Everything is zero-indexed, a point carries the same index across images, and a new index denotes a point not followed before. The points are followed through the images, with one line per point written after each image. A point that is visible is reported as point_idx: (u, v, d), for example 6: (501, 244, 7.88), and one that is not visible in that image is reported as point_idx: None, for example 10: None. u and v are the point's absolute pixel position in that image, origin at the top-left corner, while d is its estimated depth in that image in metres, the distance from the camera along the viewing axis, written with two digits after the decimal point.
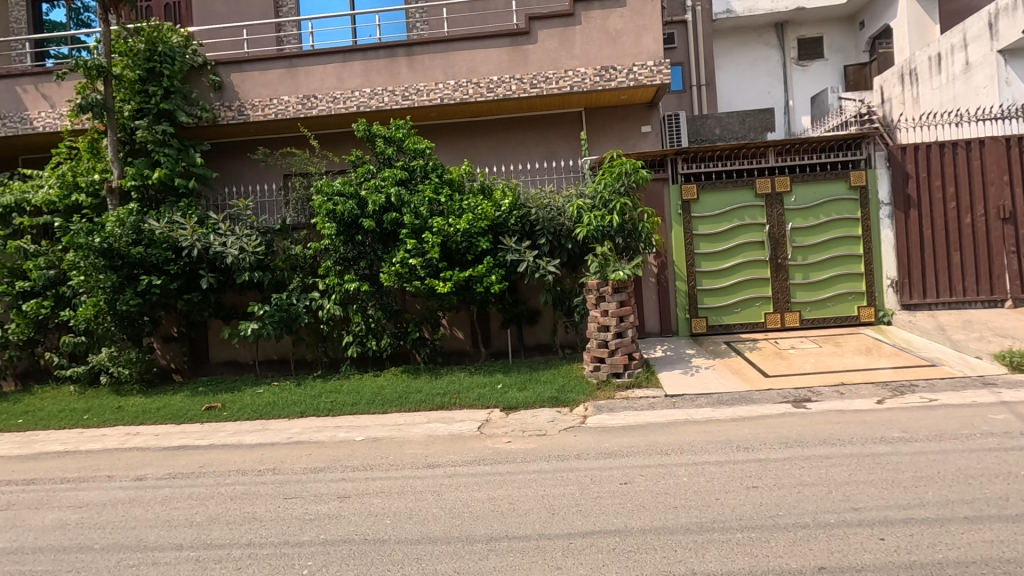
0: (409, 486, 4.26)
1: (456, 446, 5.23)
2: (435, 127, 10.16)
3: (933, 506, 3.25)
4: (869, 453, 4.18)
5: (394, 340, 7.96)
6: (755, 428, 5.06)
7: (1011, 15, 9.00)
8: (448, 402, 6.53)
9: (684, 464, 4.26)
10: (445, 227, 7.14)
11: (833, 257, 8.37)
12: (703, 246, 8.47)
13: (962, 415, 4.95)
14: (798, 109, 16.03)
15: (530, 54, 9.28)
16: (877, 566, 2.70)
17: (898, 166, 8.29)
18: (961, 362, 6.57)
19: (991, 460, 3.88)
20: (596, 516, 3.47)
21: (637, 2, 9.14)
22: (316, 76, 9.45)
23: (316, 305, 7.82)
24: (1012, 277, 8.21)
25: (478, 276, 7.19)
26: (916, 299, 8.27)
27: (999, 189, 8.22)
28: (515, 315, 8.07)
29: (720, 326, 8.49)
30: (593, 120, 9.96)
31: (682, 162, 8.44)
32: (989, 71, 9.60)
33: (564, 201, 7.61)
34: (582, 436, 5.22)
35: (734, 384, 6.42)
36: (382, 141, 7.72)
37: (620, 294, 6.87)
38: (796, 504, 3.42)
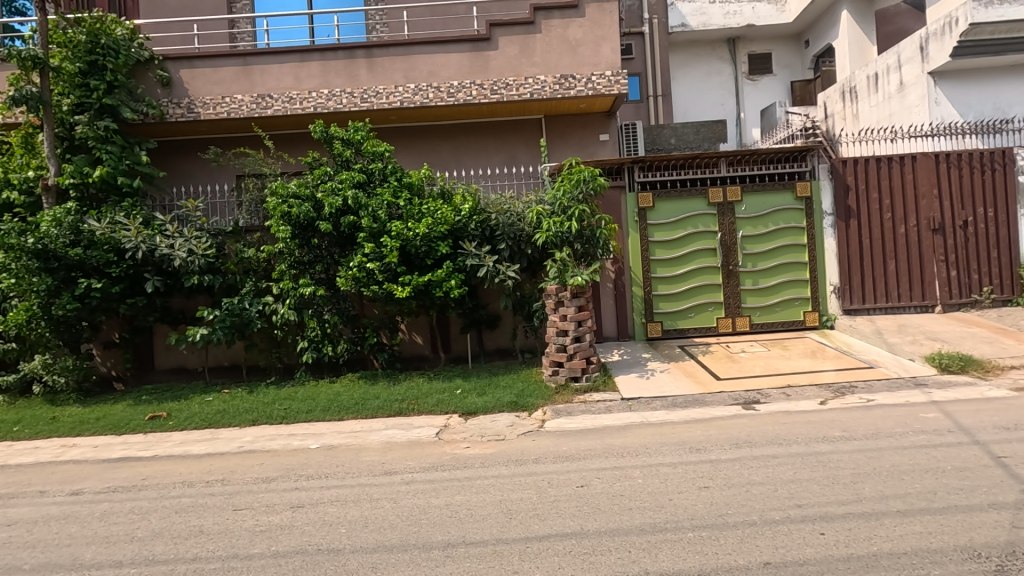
0: (365, 494, 4.19)
1: (414, 452, 5.17)
2: (395, 130, 10.07)
3: (870, 501, 3.43)
4: (813, 452, 4.38)
5: (351, 346, 7.84)
6: (707, 429, 5.23)
7: (939, 40, 9.64)
8: (406, 407, 6.46)
9: (639, 466, 4.35)
10: (405, 231, 7.06)
11: (781, 264, 8.73)
12: (659, 252, 8.70)
13: (897, 414, 5.25)
14: (748, 121, 16.68)
15: (491, 60, 9.33)
16: (818, 559, 2.83)
17: (840, 178, 8.73)
18: (896, 364, 6.98)
19: (921, 455, 4.14)
20: (554, 519, 3.51)
21: (596, 12, 9.31)
22: (272, 75, 9.24)
23: (270, 309, 7.60)
24: (942, 283, 8.76)
25: (437, 280, 7.14)
26: (856, 304, 8.72)
27: (929, 202, 8.76)
28: (475, 320, 8.09)
29: (675, 330, 8.72)
30: (553, 128, 10.10)
31: (639, 171, 8.65)
32: (921, 91, 10.23)
33: (524, 207, 7.69)
34: (541, 440, 5.27)
35: (687, 387, 6.61)
36: (340, 143, 7.60)
37: (578, 299, 6.96)
38: (744, 503, 3.54)
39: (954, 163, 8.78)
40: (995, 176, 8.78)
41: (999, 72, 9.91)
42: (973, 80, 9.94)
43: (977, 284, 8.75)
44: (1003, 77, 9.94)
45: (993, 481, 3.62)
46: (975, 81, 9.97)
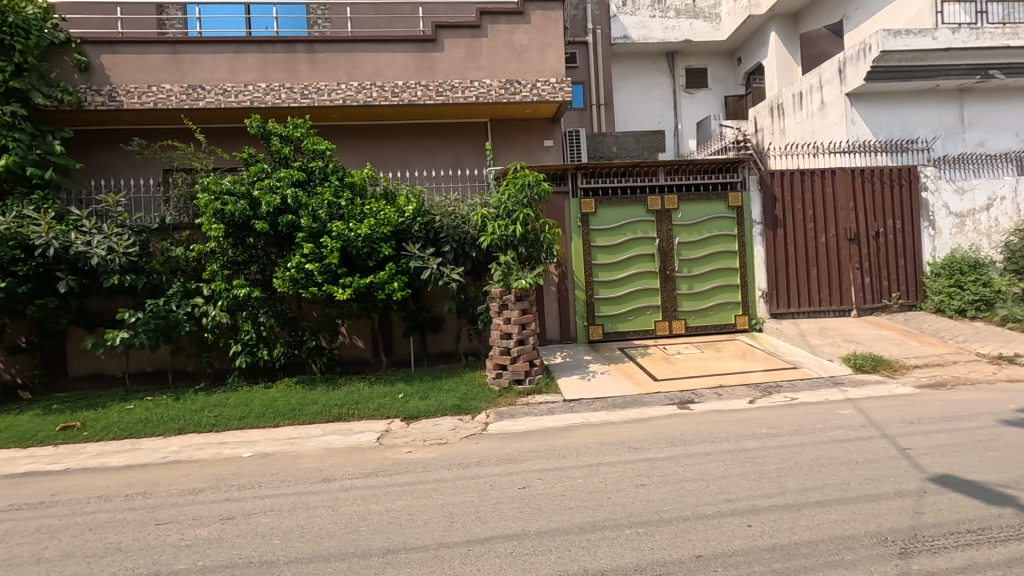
0: (301, 502, 4.05)
1: (355, 458, 5.05)
2: (336, 128, 9.82)
3: (793, 493, 3.65)
4: (743, 448, 4.61)
5: (289, 350, 7.56)
6: (645, 428, 5.40)
7: (855, 64, 10.45)
8: (346, 412, 6.30)
9: (580, 466, 4.44)
10: (346, 231, 6.87)
11: (714, 269, 9.15)
12: (600, 257, 8.91)
13: (817, 411, 5.62)
14: (685, 132, 17.37)
15: (437, 62, 9.27)
16: (745, 550, 2.98)
17: (768, 189, 9.26)
18: (817, 364, 7.46)
19: (838, 449, 4.45)
20: (496, 521, 3.52)
21: (541, 20, 9.47)
22: (205, 66, 8.80)
23: (199, 312, 7.19)
24: (857, 289, 9.44)
25: (380, 282, 6.99)
26: (782, 307, 9.27)
27: (846, 213, 9.44)
28: (418, 323, 7.96)
29: (615, 333, 8.95)
30: (498, 131, 10.17)
31: (582, 177, 8.85)
32: (840, 110, 11.03)
33: (468, 209, 7.69)
34: (484, 442, 5.27)
35: (626, 388, 6.81)
36: (278, 140, 7.34)
37: (522, 303, 7.00)
38: (679, 499, 3.69)
39: (867, 178, 9.50)
40: (902, 191, 9.57)
41: (906, 96, 10.82)
42: (884, 102, 10.81)
43: (886, 290, 9.50)
44: (910, 101, 10.86)
45: (898, 471, 3.93)
46: (886, 103, 10.84)
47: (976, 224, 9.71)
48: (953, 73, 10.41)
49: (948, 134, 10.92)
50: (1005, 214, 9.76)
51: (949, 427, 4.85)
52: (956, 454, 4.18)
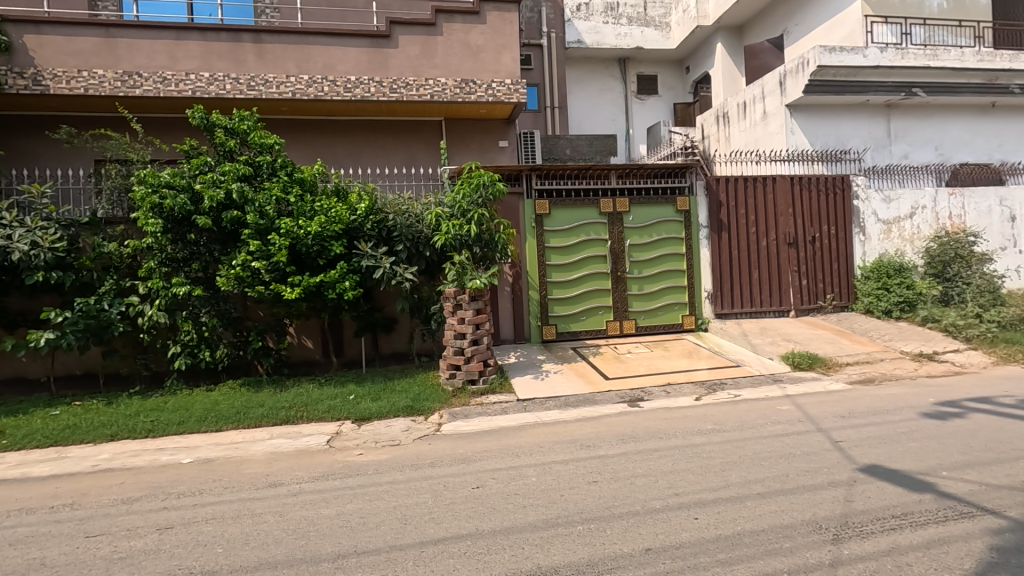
0: (246, 509, 3.90)
1: (303, 461, 4.91)
2: (285, 122, 9.51)
3: (736, 486, 3.81)
4: (689, 444, 4.77)
5: (232, 351, 7.27)
6: (597, 427, 5.50)
7: (795, 77, 11.02)
8: (294, 415, 6.12)
9: (533, 465, 4.48)
10: (295, 229, 6.67)
11: (663, 271, 9.42)
12: (554, 258, 9.01)
13: (759, 408, 5.87)
14: (636, 137, 17.79)
15: (391, 58, 9.13)
16: (692, 542, 3.09)
17: (713, 194, 9.62)
18: (758, 362, 7.80)
19: (779, 443, 4.67)
20: (450, 521, 3.50)
21: (497, 21, 9.49)
22: (142, 52, 8.33)
23: (134, 311, 6.80)
24: (795, 291, 9.94)
25: (330, 281, 6.82)
26: (726, 308, 9.65)
27: (786, 218, 9.92)
28: (370, 323, 7.85)
29: (568, 333, 9.07)
30: (453, 130, 10.11)
31: (536, 179, 8.93)
32: (781, 121, 11.59)
33: (422, 208, 7.61)
34: (437, 443, 5.24)
35: (579, 386, 6.93)
36: (223, 132, 7.05)
37: (476, 303, 6.99)
38: (629, 494, 3.78)
39: (805, 186, 10.02)
40: (836, 199, 10.15)
41: (840, 109, 11.49)
42: (821, 114, 11.44)
43: (821, 292, 10.05)
44: (844, 113, 11.54)
45: (831, 462, 4.17)
46: (822, 115, 11.49)
47: (902, 231, 10.41)
48: (881, 89, 11.13)
49: (877, 146, 11.68)
50: (926, 222, 10.50)
51: (877, 420, 5.18)
52: (883, 446, 4.47)
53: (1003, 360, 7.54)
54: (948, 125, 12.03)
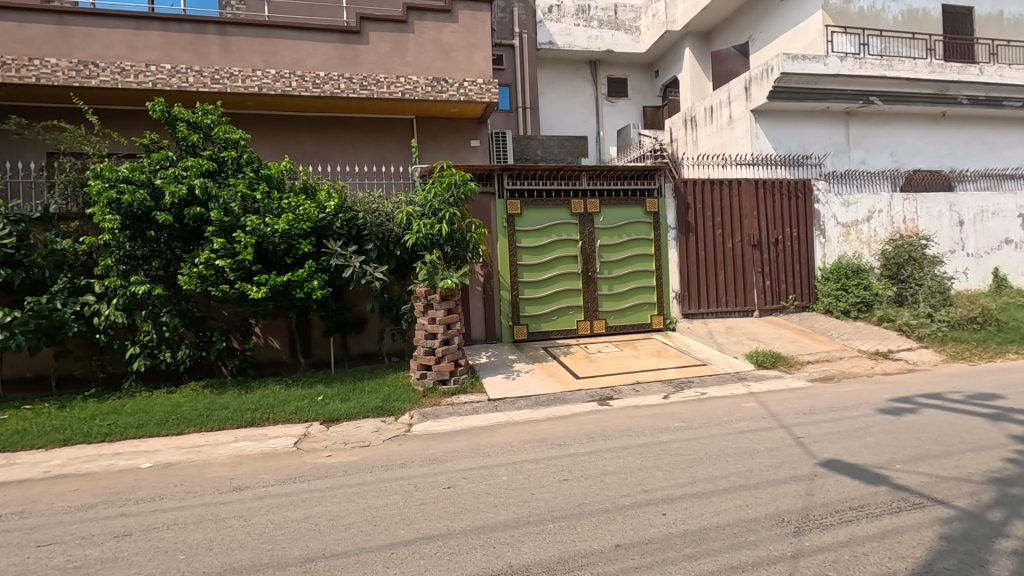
0: (210, 513, 3.79)
1: (269, 464, 4.81)
2: (251, 117, 9.29)
3: (702, 482, 3.90)
4: (657, 442, 4.86)
5: (195, 352, 7.06)
6: (567, 425, 5.55)
7: (759, 83, 11.33)
8: (260, 417, 5.98)
9: (504, 464, 4.49)
10: (261, 227, 6.52)
11: (633, 272, 9.55)
12: (525, 258, 9.04)
13: (724, 405, 6.02)
14: (607, 139, 17.99)
15: (361, 55, 9.01)
16: (660, 537, 3.14)
17: (681, 197, 9.81)
18: (723, 360, 7.99)
19: (743, 439, 4.80)
20: (420, 522, 3.48)
21: (469, 20, 9.47)
22: (98, 41, 8.01)
23: (89, 311, 6.53)
24: (759, 292, 10.22)
25: (298, 280, 6.68)
26: (693, 308, 9.85)
27: (750, 221, 10.18)
28: (340, 323, 7.70)
29: (539, 332, 9.11)
30: (424, 129, 10.04)
31: (508, 179, 8.96)
32: (745, 126, 11.88)
33: (393, 207, 7.53)
34: (408, 444, 5.20)
35: (549, 386, 6.97)
36: (185, 126, 6.87)
37: (447, 302, 6.95)
38: (599, 491, 3.83)
39: (768, 190, 10.31)
40: (798, 202, 10.47)
41: (802, 116, 11.87)
42: (783, 120, 11.79)
43: (784, 292, 10.35)
44: (805, 120, 11.92)
45: (793, 457, 4.30)
46: (784, 121, 11.84)
47: (859, 234, 10.81)
48: (841, 96, 11.53)
49: (836, 152, 12.10)
50: (882, 226, 10.93)
51: (835, 416, 5.37)
52: (842, 441, 4.63)
53: (952, 358, 7.91)
54: (902, 132, 12.54)
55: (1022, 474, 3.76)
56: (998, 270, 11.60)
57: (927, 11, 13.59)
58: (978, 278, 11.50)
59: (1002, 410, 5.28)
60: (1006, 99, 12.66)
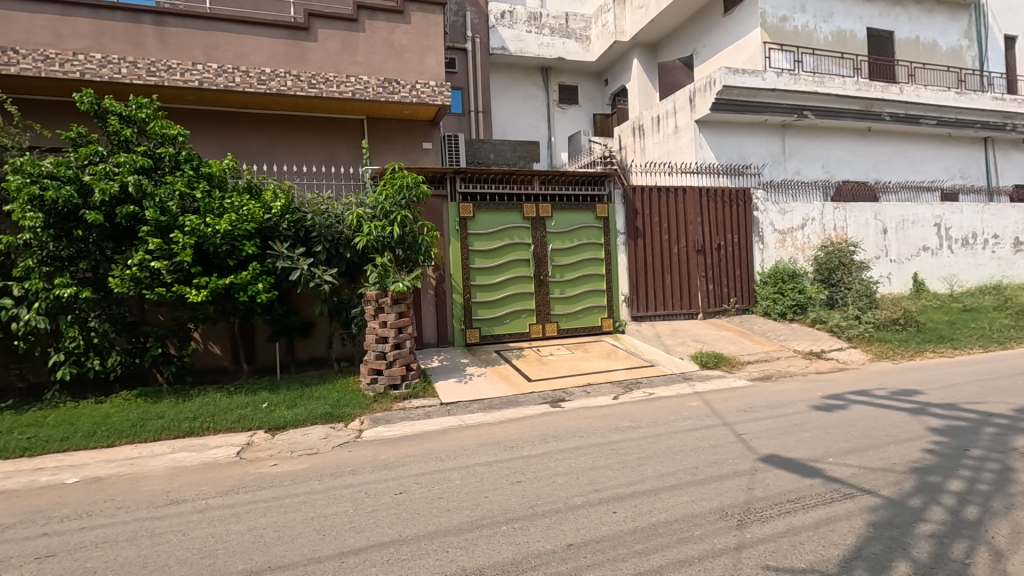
0: (144, 529, 3.58)
1: (210, 475, 4.59)
2: (191, 113, 8.88)
3: (651, 479, 4.01)
4: (608, 441, 4.96)
5: (126, 359, 6.65)
6: (520, 427, 5.58)
7: (704, 95, 11.81)
8: (199, 426, 5.70)
9: (457, 468, 4.46)
10: (201, 227, 6.22)
11: (584, 275, 9.71)
12: (478, 261, 9.04)
13: (671, 405, 6.22)
14: (558, 145, 18.26)
15: (309, 52, 8.79)
16: (611, 535, 3.20)
17: (630, 203, 10.08)
18: (670, 361, 8.26)
19: (689, 437, 4.97)
20: (372, 529, 3.41)
21: (421, 22, 9.42)
22: (18, 26, 7.46)
23: (6, 315, 6.05)
24: (703, 295, 10.61)
25: (241, 283, 6.43)
26: (642, 311, 10.11)
27: (695, 227, 10.58)
28: (286, 327, 7.47)
29: (491, 336, 9.11)
30: (375, 130, 9.89)
31: (460, 182, 8.95)
32: (690, 135, 12.34)
33: (343, 208, 7.36)
34: (358, 450, 5.09)
35: (502, 389, 6.99)
36: (117, 119, 6.47)
37: (399, 306, 6.87)
38: (552, 492, 3.87)
39: (711, 197, 10.75)
40: (738, 210, 10.96)
41: (741, 127, 12.46)
42: (725, 131, 12.34)
43: (726, 296, 10.80)
44: (745, 131, 12.52)
45: (735, 454, 4.49)
46: (725, 132, 12.40)
47: (795, 241, 11.41)
48: (777, 110, 12.18)
49: (774, 162, 12.76)
50: (815, 233, 11.59)
51: (774, 413, 5.64)
52: (780, 436, 4.87)
53: (877, 357, 8.47)
54: (832, 145, 13.36)
55: (939, 463, 4.07)
56: (917, 275, 12.52)
57: (854, 32, 14.54)
58: (900, 282, 12.37)
59: (921, 404, 5.70)
60: (923, 117, 13.70)
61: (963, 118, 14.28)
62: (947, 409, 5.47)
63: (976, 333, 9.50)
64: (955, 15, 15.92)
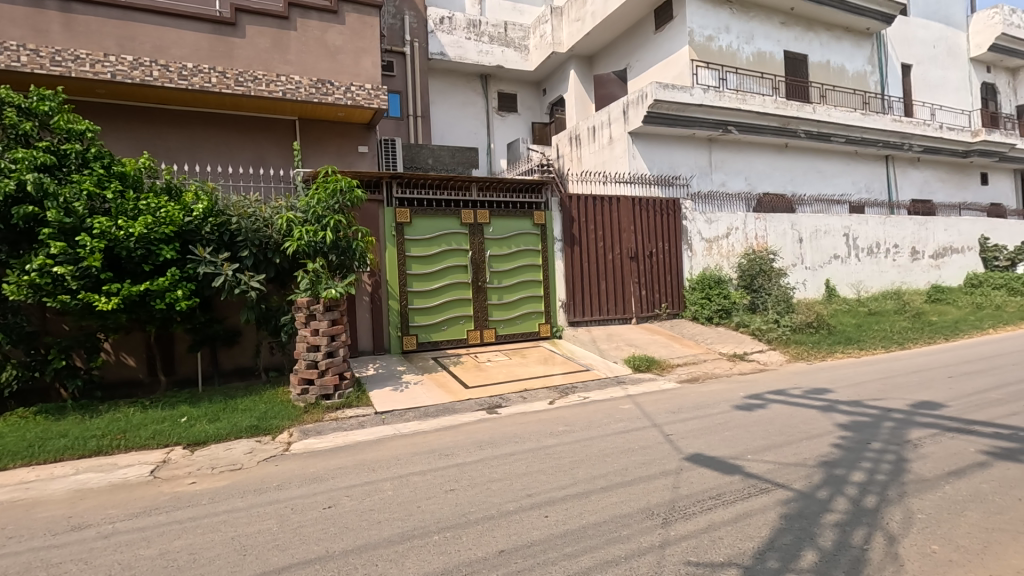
0: (40, 560, 3.28)
1: (120, 496, 4.27)
2: (102, 107, 8.28)
3: (583, 482, 4.09)
4: (542, 446, 5.01)
5: (23, 373, 6.07)
6: (455, 435, 5.54)
7: (637, 107, 12.25)
8: (108, 444, 5.29)
9: (390, 478, 4.38)
10: (112, 229, 5.79)
11: (521, 282, 9.79)
12: (415, 267, 8.94)
13: (605, 408, 6.38)
14: (497, 151, 18.38)
15: (236, 48, 8.43)
16: (542, 539, 3.24)
17: (567, 210, 10.29)
18: (604, 365, 8.47)
19: (620, 440, 5.11)
20: (297, 546, 3.29)
21: (356, 23, 9.24)
22: None
23: None
24: (636, 300, 10.96)
25: (158, 289, 6.05)
26: (578, 316, 10.33)
27: (628, 235, 10.93)
28: (208, 337, 7.09)
29: (429, 342, 9.00)
30: (307, 131, 9.59)
31: (397, 187, 8.82)
32: (623, 146, 12.76)
33: (272, 212, 7.07)
34: (286, 463, 4.89)
35: (439, 396, 6.93)
36: (15, 111, 5.92)
37: (332, 313, 6.68)
38: (485, 499, 3.87)
39: (644, 207, 11.14)
40: (669, 218, 11.42)
41: (671, 140, 13.04)
42: (657, 143, 12.87)
43: (658, 301, 11.21)
44: (674, 144, 13.10)
45: (662, 454, 4.66)
46: (657, 143, 12.92)
47: (720, 249, 12.02)
48: (704, 124, 12.81)
49: (701, 173, 13.42)
50: (738, 241, 12.26)
51: (700, 414, 5.91)
52: (704, 436, 5.11)
53: (794, 358, 9.05)
54: (754, 159, 14.20)
55: (844, 456, 4.40)
56: (829, 282, 13.49)
57: (773, 54, 15.55)
58: (814, 288, 13.28)
59: (830, 402, 6.13)
60: (834, 135, 14.82)
61: (868, 137, 15.56)
62: (852, 406, 5.91)
63: (880, 335, 10.34)
64: (861, 42, 17.34)
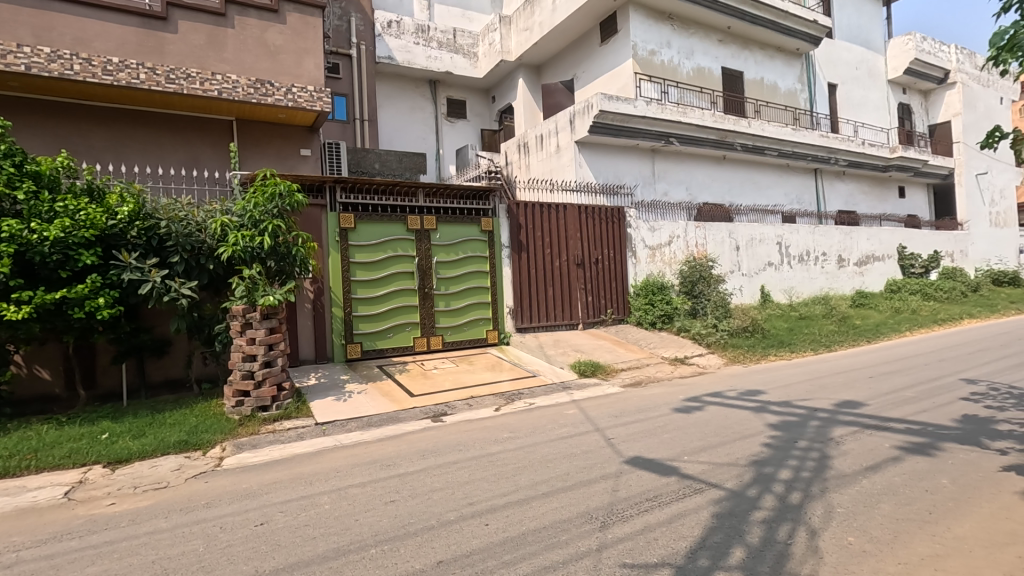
0: None
1: (28, 522, 3.94)
2: (15, 102, 7.69)
3: (524, 488, 4.11)
4: (487, 454, 4.99)
5: None
6: (398, 445, 5.45)
7: (583, 117, 12.50)
8: (16, 465, 4.89)
9: (328, 491, 4.25)
10: (23, 233, 5.37)
11: (468, 288, 9.77)
12: (360, 273, 8.75)
13: (549, 413, 6.43)
14: (446, 157, 18.31)
15: (168, 44, 8.04)
16: (481, 548, 3.23)
17: (514, 217, 10.37)
18: (551, 371, 8.54)
19: (563, 445, 5.16)
20: (224, 567, 3.13)
21: (298, 23, 9.01)
22: None
23: None
24: (583, 306, 11.14)
25: (77, 297, 5.66)
26: (525, 323, 10.39)
27: (575, 242, 11.11)
28: (134, 347, 6.69)
29: (374, 350, 8.81)
30: (245, 132, 9.25)
31: (341, 191, 8.63)
32: (570, 155, 12.99)
33: (205, 215, 6.78)
34: (217, 479, 4.66)
35: (383, 405, 6.79)
36: None
37: (269, 321, 6.44)
38: (425, 509, 3.81)
39: (590, 214, 11.35)
40: (614, 226, 11.69)
41: (617, 150, 13.37)
42: (602, 152, 13.17)
43: (604, 306, 11.43)
44: (619, 153, 13.45)
45: (603, 458, 4.73)
46: (603, 153, 13.22)
47: (663, 256, 12.40)
48: (648, 135, 13.22)
49: (645, 182, 13.84)
50: (680, 248, 12.68)
51: (641, 417, 6.05)
52: (644, 439, 5.23)
53: (731, 361, 9.44)
54: (695, 170, 14.76)
55: (773, 455, 4.60)
56: (764, 288, 14.15)
57: (712, 70, 16.25)
58: (750, 293, 13.90)
59: (762, 403, 6.42)
60: (768, 148, 15.60)
61: (799, 151, 16.48)
62: (783, 406, 6.21)
63: (809, 337, 10.93)
64: (791, 62, 18.37)
